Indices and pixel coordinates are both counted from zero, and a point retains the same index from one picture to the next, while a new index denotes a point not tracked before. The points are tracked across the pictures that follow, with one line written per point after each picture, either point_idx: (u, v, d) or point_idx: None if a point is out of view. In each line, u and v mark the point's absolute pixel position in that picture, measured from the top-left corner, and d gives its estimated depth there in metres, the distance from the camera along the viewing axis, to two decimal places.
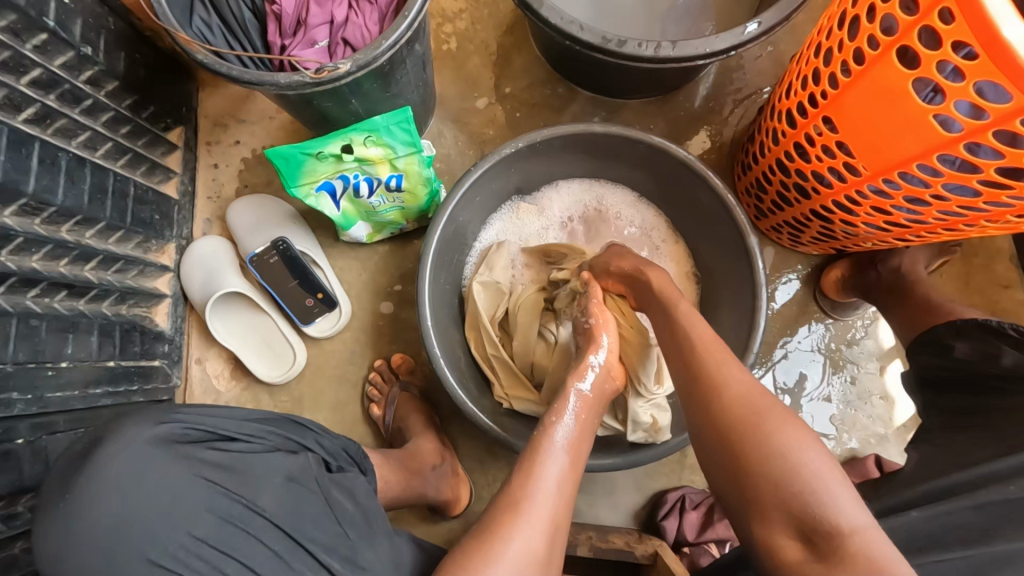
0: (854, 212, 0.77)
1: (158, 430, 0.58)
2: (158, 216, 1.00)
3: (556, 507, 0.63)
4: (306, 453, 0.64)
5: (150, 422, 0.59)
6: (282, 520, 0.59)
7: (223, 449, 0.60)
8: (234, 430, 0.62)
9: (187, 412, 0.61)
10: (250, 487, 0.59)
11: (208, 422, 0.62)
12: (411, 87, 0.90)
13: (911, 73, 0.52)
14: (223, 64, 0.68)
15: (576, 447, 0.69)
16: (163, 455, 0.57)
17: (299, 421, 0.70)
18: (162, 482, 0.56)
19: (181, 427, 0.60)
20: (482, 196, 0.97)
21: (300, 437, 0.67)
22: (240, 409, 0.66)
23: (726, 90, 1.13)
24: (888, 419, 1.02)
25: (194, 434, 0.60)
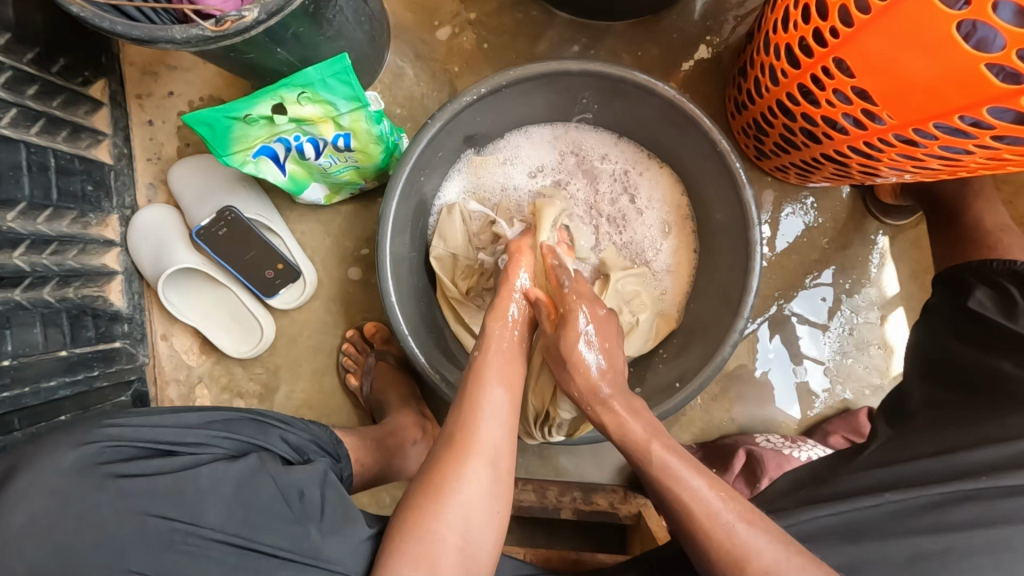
0: (874, 158, 0.66)
1: (82, 453, 0.53)
2: (91, 187, 0.91)
3: (500, 439, 0.62)
4: (254, 457, 0.60)
5: (73, 444, 0.54)
6: (231, 528, 0.54)
7: (159, 463, 0.56)
8: (173, 441, 0.58)
9: (115, 427, 0.57)
10: (189, 506, 0.53)
11: (140, 436, 0.58)
12: (351, 25, 0.76)
13: (955, 13, 0.42)
14: (105, 18, 0.56)
15: (510, 371, 0.69)
16: (87, 482, 0.52)
17: (253, 417, 0.67)
18: (92, 517, 0.50)
19: (107, 447, 0.55)
20: (444, 149, 0.86)
21: (254, 439, 0.63)
22: (180, 417, 0.62)
23: (727, 4, 0.97)
24: (885, 370, 0.98)
25: (126, 452, 0.56)
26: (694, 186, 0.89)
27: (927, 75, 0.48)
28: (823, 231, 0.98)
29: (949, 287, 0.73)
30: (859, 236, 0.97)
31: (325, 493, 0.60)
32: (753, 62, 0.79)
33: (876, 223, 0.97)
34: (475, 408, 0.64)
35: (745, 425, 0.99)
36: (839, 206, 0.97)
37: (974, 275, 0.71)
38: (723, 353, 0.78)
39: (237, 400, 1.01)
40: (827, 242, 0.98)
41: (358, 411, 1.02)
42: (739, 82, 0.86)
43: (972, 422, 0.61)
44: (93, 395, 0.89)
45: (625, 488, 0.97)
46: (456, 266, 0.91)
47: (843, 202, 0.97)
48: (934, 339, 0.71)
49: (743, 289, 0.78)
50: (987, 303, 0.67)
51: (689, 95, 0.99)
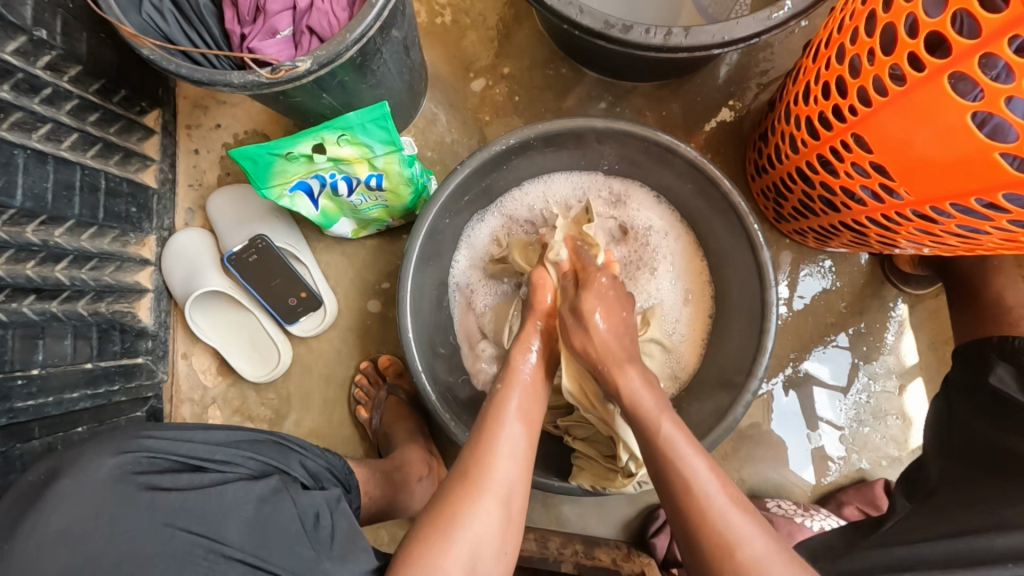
0: (891, 230, 0.68)
1: (119, 461, 0.56)
2: (135, 209, 0.96)
3: (513, 476, 0.61)
4: (275, 478, 0.61)
5: (112, 451, 0.56)
6: (249, 550, 0.54)
7: (189, 478, 0.57)
8: (203, 458, 0.60)
9: (152, 439, 0.59)
10: (211, 522, 0.54)
11: (175, 450, 0.60)
12: (392, 75, 0.81)
13: (969, 105, 0.44)
14: (172, 61, 0.61)
15: (526, 411, 0.68)
16: (120, 490, 0.54)
17: (278, 441, 0.68)
18: (123, 523, 0.52)
19: (143, 458, 0.58)
20: (471, 195, 0.90)
21: (275, 461, 0.64)
22: (213, 433, 0.64)
23: (750, 71, 1.01)
24: (903, 442, 0.96)
25: (159, 463, 0.58)
26: (719, 252, 0.89)
27: (942, 157, 0.49)
28: (841, 295, 0.98)
29: (970, 360, 0.71)
30: (877, 302, 0.97)
31: (338, 521, 0.60)
32: (774, 129, 0.82)
33: (895, 291, 0.97)
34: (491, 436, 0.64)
35: (756, 488, 0.96)
36: (857, 272, 0.97)
37: (996, 351, 0.69)
38: (736, 412, 0.78)
39: (247, 424, 1.03)
40: (845, 306, 0.98)
41: (365, 444, 1.02)
42: (760, 146, 0.89)
43: (992, 504, 0.59)
44: (111, 409, 0.91)
45: (630, 545, 0.94)
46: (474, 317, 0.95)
47: (861, 267, 0.97)
48: (954, 417, 0.70)
49: (758, 350, 0.78)
50: (1008, 381, 0.65)
51: (710, 154, 1.02)
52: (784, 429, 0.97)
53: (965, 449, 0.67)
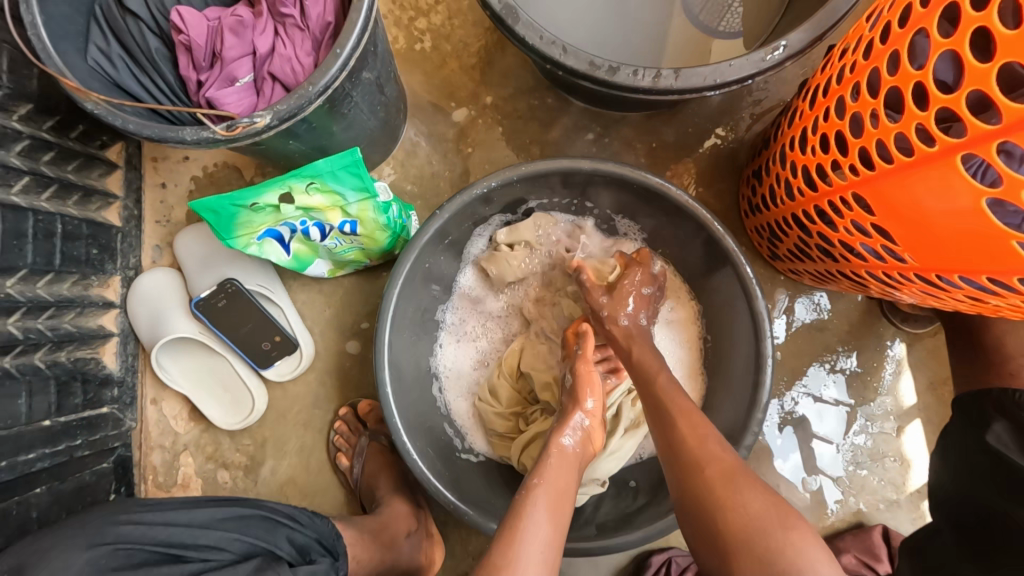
0: (889, 286, 0.65)
1: (93, 555, 0.56)
2: (96, 250, 0.90)
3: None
4: (257, 560, 0.61)
5: (85, 545, 0.56)
6: None
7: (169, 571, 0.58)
8: (182, 545, 0.60)
9: (131, 527, 0.59)
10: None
11: (153, 538, 0.60)
12: (365, 114, 0.76)
13: (984, 190, 0.40)
14: (120, 116, 0.56)
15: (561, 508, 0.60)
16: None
17: (278, 513, 0.68)
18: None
19: (118, 549, 0.58)
20: (453, 238, 0.85)
21: (261, 543, 0.63)
22: (205, 514, 0.63)
23: (743, 99, 0.97)
24: (901, 485, 0.93)
25: (136, 556, 0.58)
26: (714, 308, 0.86)
27: (950, 232, 0.46)
28: (837, 333, 0.94)
29: (968, 415, 0.69)
30: (873, 341, 0.94)
31: None
32: (768, 169, 0.79)
33: (892, 329, 0.94)
34: (541, 508, 0.59)
35: None
36: (854, 309, 0.94)
37: (993, 407, 0.66)
38: None
39: (222, 471, 0.98)
40: (841, 344, 0.94)
41: (346, 491, 0.97)
42: (753, 183, 0.85)
43: None
44: (72, 465, 0.86)
45: None
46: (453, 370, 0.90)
47: (859, 306, 0.94)
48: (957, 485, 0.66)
49: (753, 402, 0.75)
50: (1006, 439, 0.63)
51: (703, 187, 0.98)
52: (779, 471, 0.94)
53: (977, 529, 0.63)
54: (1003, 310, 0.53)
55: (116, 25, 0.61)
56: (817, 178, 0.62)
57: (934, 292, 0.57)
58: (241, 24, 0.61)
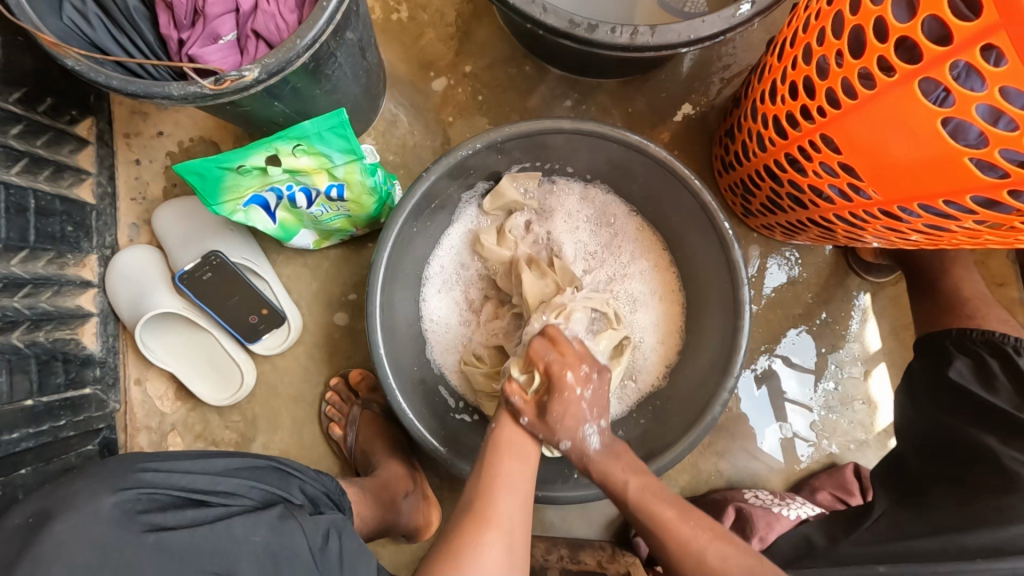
0: (855, 227, 0.69)
1: (118, 500, 0.52)
2: (71, 227, 0.88)
3: (520, 513, 0.63)
4: (280, 504, 0.58)
5: (108, 491, 0.52)
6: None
7: (191, 514, 0.53)
8: (204, 490, 0.56)
9: (151, 472, 0.56)
10: (223, 559, 0.51)
11: (173, 484, 0.56)
12: (348, 78, 0.77)
13: (940, 113, 0.43)
14: (101, 72, 0.56)
15: (523, 445, 0.69)
16: (120, 534, 0.50)
17: (286, 462, 0.66)
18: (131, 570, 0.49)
19: (143, 493, 0.54)
20: (439, 202, 0.87)
21: (278, 489, 0.61)
22: (219, 459, 0.60)
23: (713, 64, 1.00)
24: (870, 425, 0.99)
25: (159, 499, 0.54)
26: (692, 264, 0.89)
27: (910, 160, 0.49)
28: (807, 287, 1.00)
29: (931, 354, 0.74)
30: (840, 292, 0.99)
31: (348, 542, 0.57)
32: (740, 127, 0.82)
33: (857, 280, 0.99)
34: (504, 448, 0.68)
35: (732, 479, 0.98)
36: (823, 263, 1.00)
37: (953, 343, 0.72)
38: (713, 411, 0.79)
39: (212, 448, 0.97)
40: (812, 296, 1.00)
41: (340, 461, 0.98)
42: (726, 143, 0.89)
43: (964, 498, 0.61)
44: (58, 445, 0.84)
45: (614, 546, 0.95)
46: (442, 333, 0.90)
47: (826, 259, 1.00)
48: (923, 416, 0.71)
49: (732, 348, 0.79)
50: (966, 373, 0.69)
51: (677, 151, 1.02)
52: (758, 419, 0.99)
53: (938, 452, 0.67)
54: (959, 237, 0.57)
55: None
56: (787, 125, 0.65)
57: (897, 226, 0.61)
58: None
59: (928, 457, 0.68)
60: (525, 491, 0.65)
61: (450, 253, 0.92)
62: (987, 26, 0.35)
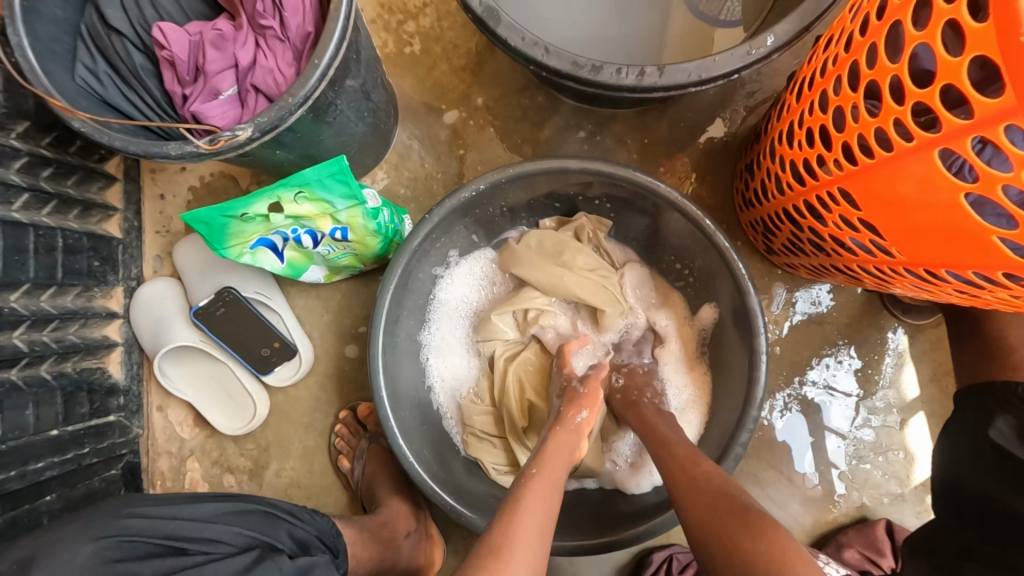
0: (884, 280, 0.63)
1: (96, 548, 0.52)
2: (98, 262, 0.92)
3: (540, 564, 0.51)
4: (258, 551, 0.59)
5: (88, 538, 0.53)
6: None
7: (172, 561, 0.55)
8: (185, 537, 0.57)
9: (137, 518, 0.57)
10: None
11: (157, 531, 0.56)
12: (353, 121, 0.77)
13: (964, 186, 0.38)
14: (105, 133, 0.57)
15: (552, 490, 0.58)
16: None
17: (273, 510, 0.66)
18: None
19: (126, 539, 0.54)
20: (448, 237, 0.85)
21: (265, 537, 0.62)
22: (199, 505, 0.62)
23: (737, 93, 0.95)
24: (905, 478, 0.92)
25: (139, 548, 0.55)
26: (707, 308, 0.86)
27: (939, 232, 0.44)
28: (837, 326, 0.93)
29: (966, 409, 0.69)
30: (874, 333, 0.93)
31: None
32: (759, 164, 0.77)
33: (893, 320, 0.92)
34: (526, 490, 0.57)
35: None
36: (854, 302, 0.93)
37: (993, 400, 0.67)
38: (726, 465, 0.74)
39: (227, 475, 1.00)
40: (842, 337, 0.93)
41: (349, 493, 0.99)
42: (746, 177, 0.84)
43: None
44: (81, 472, 0.88)
45: None
46: (447, 362, 0.88)
47: (859, 299, 0.93)
48: (965, 470, 0.66)
49: (748, 398, 0.75)
50: (1007, 433, 0.64)
51: (696, 182, 0.97)
52: (782, 467, 0.93)
53: (982, 517, 0.63)
54: (999, 303, 0.51)
55: (101, 41, 0.62)
56: (805, 173, 0.61)
57: (927, 287, 0.56)
58: (222, 37, 0.61)
59: (975, 525, 0.63)
60: (544, 549, 0.52)
61: (464, 281, 0.90)
62: (1011, 107, 0.31)
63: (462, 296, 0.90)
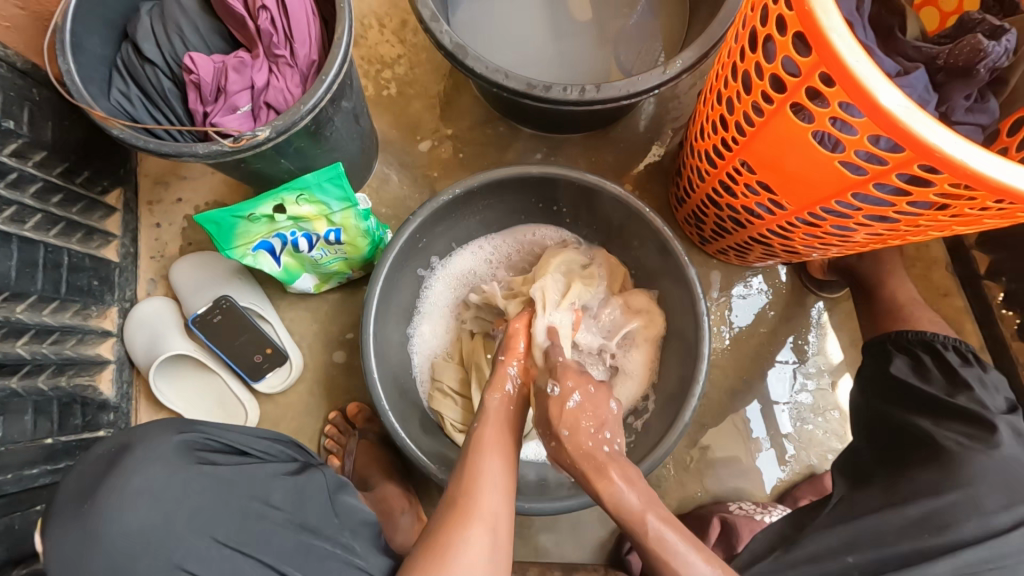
0: (788, 239, 0.79)
1: (183, 438, 0.63)
2: (97, 282, 0.98)
3: (498, 504, 0.65)
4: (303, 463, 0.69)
5: (175, 431, 0.63)
6: (291, 514, 0.63)
7: (238, 458, 0.65)
8: (246, 444, 0.68)
9: (209, 424, 0.67)
10: (263, 488, 0.63)
11: (226, 436, 0.67)
12: (345, 140, 0.90)
13: (808, 127, 0.54)
14: (141, 138, 0.68)
15: (505, 441, 0.72)
16: (182, 459, 0.61)
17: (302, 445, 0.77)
18: (193, 490, 0.59)
19: (202, 438, 0.64)
20: (438, 232, 0.98)
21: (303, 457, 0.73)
22: (246, 428, 0.72)
23: (664, 119, 1.15)
24: (843, 435, 1.04)
25: (212, 445, 0.65)
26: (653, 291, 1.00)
27: (804, 171, 0.60)
28: (768, 305, 1.08)
29: (874, 356, 0.81)
30: (800, 309, 1.08)
31: (351, 497, 0.69)
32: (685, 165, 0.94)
33: (813, 296, 1.08)
34: (485, 447, 0.70)
35: (718, 495, 1.02)
36: (780, 284, 1.08)
37: (892, 343, 0.80)
38: (684, 417, 0.84)
39: None
40: (774, 314, 1.08)
41: None
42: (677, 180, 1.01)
43: (909, 473, 0.68)
44: None
45: (608, 566, 0.97)
46: (430, 325, 1.02)
47: (783, 281, 1.08)
48: (873, 403, 0.77)
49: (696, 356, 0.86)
50: (905, 370, 0.76)
51: (638, 193, 1.14)
52: (737, 434, 1.04)
53: (887, 433, 0.74)
54: (867, 237, 0.67)
55: (136, 71, 0.75)
56: (714, 156, 0.77)
57: (816, 232, 0.71)
58: (242, 64, 0.75)
59: (873, 440, 0.75)
60: (502, 496, 0.66)
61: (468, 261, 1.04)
62: (815, 61, 0.47)
63: (462, 274, 1.04)
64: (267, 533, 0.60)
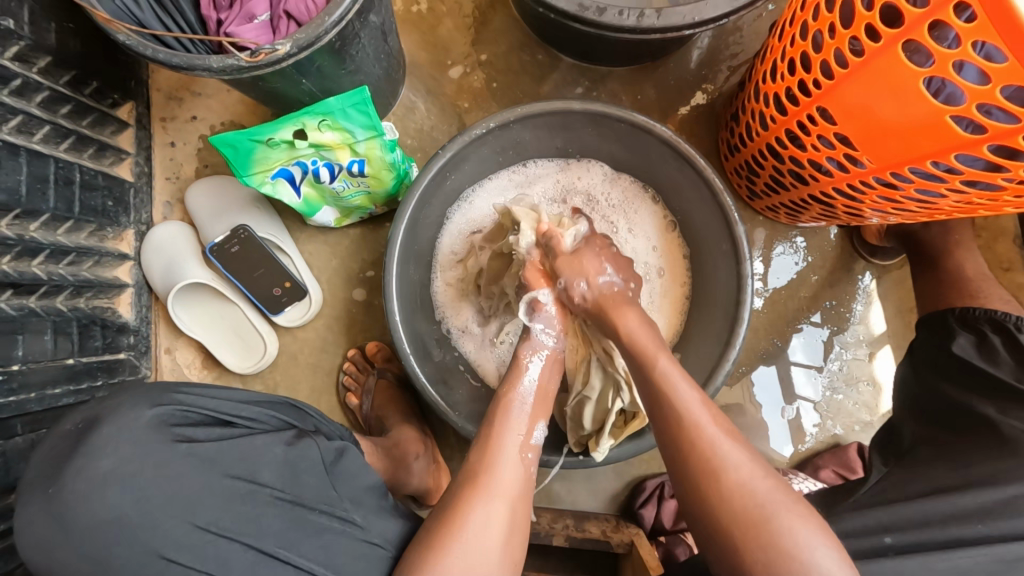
0: (855, 201, 0.71)
1: (156, 412, 0.61)
2: (111, 203, 0.95)
3: (518, 482, 0.64)
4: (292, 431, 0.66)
5: (147, 404, 0.61)
6: (283, 490, 0.61)
7: (218, 430, 0.63)
8: (231, 413, 0.66)
9: (184, 393, 0.64)
10: (246, 464, 0.61)
11: (208, 405, 0.65)
12: (372, 60, 0.82)
13: (922, 71, 0.46)
14: (148, 45, 0.61)
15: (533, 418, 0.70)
16: (157, 437, 0.59)
17: (295, 403, 0.73)
18: (166, 470, 0.58)
19: (178, 410, 0.62)
20: (473, 162, 0.90)
21: (294, 421, 0.70)
22: (233, 390, 0.69)
23: (721, 55, 1.03)
24: (874, 407, 1.00)
25: (192, 416, 0.63)
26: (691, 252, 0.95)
27: (901, 125, 0.52)
28: (813, 269, 1.01)
29: (934, 330, 0.76)
30: (846, 275, 1.01)
31: (350, 461, 0.67)
32: (744, 108, 0.85)
33: (863, 262, 1.01)
34: (506, 416, 0.69)
35: None
36: (829, 246, 1.01)
37: (957, 320, 0.74)
38: (716, 381, 0.81)
39: None
40: (817, 278, 1.01)
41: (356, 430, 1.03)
42: (732, 126, 0.91)
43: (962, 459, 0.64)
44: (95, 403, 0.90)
45: (619, 517, 0.97)
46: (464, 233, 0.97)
47: (833, 243, 1.01)
48: (923, 383, 0.73)
49: (735, 318, 0.81)
50: (968, 348, 0.71)
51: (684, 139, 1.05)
52: (764, 398, 1.01)
53: (933, 412, 0.71)
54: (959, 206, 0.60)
55: None
56: (785, 101, 0.68)
57: (894, 196, 0.64)
58: None
59: (926, 423, 0.71)
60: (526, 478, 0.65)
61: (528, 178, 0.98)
62: None
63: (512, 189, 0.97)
64: (254, 513, 0.59)
